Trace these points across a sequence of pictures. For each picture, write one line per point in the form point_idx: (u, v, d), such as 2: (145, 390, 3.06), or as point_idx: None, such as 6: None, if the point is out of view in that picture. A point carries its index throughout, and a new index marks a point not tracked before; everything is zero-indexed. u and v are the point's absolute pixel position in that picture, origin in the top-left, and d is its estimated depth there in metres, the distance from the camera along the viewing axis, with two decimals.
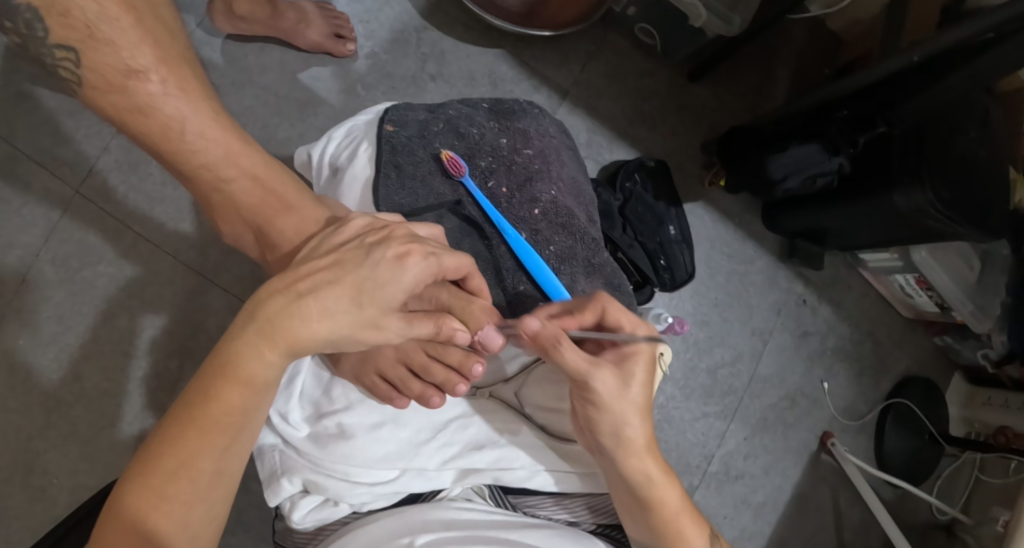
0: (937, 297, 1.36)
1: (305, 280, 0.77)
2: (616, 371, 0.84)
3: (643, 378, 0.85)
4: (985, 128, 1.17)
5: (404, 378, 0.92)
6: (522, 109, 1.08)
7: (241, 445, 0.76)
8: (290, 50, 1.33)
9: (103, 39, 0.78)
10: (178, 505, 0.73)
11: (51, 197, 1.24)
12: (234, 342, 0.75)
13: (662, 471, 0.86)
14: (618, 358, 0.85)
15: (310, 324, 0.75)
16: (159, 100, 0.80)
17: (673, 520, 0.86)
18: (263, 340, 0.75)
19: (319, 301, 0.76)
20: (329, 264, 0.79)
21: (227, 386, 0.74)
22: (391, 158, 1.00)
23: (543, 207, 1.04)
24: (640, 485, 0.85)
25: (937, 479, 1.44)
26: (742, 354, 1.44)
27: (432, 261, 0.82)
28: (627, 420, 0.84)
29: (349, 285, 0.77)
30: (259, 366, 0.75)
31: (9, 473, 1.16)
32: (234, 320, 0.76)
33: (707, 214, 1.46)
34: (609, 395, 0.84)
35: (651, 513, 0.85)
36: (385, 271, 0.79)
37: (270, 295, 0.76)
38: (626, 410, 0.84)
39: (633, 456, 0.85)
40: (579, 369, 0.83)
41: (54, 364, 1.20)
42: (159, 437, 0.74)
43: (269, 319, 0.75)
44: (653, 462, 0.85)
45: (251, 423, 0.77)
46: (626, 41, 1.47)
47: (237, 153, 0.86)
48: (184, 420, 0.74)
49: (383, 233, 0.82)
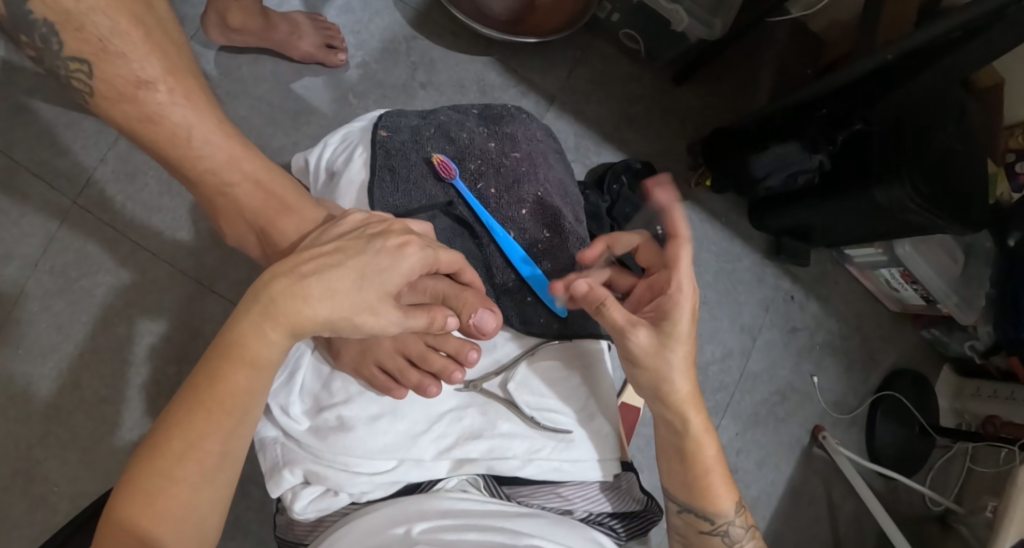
0: (922, 290, 1.38)
1: (306, 265, 0.79)
2: (654, 330, 0.89)
3: (685, 328, 0.89)
4: (962, 124, 1.21)
5: (403, 368, 0.95)
6: (510, 114, 1.12)
7: (245, 427, 0.78)
8: (283, 61, 1.36)
9: (115, 52, 0.80)
10: (185, 487, 0.75)
11: (50, 208, 1.26)
12: (239, 324, 0.77)
13: (701, 425, 0.91)
14: (657, 316, 0.90)
15: (310, 303, 0.78)
16: (168, 109, 0.83)
17: (704, 473, 0.91)
18: (267, 320, 0.77)
19: (321, 282, 0.79)
20: (329, 251, 0.81)
21: (232, 368, 0.76)
22: (385, 162, 1.03)
23: (530, 207, 1.06)
24: (681, 432, 0.91)
25: (930, 470, 1.46)
26: (732, 350, 1.46)
27: (429, 252, 0.85)
28: (669, 376, 0.89)
29: (349, 269, 0.80)
30: (263, 347, 0.77)
31: (10, 481, 1.18)
32: (238, 305, 0.78)
33: (694, 214, 1.49)
34: (646, 352, 0.89)
35: (690, 464, 0.91)
36: (385, 258, 0.82)
37: (273, 278, 0.78)
38: (670, 367, 0.89)
39: (677, 407, 0.90)
40: (618, 326, 0.89)
41: (53, 373, 1.22)
42: (167, 421, 0.76)
43: (272, 300, 0.77)
44: (697, 416, 0.90)
45: (255, 406, 0.79)
46: (612, 47, 1.50)
47: (239, 158, 0.89)
48: (193, 402, 0.76)
49: (383, 227, 0.85)
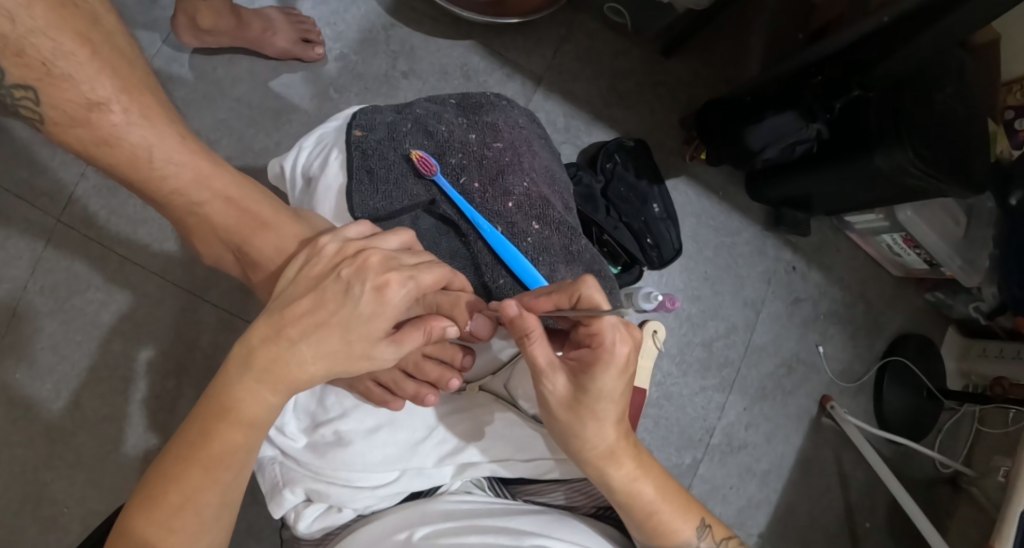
0: (926, 255, 1.36)
1: (293, 326, 0.77)
2: (572, 380, 0.82)
3: (606, 387, 0.81)
4: (961, 83, 1.16)
5: (398, 380, 0.92)
6: (489, 102, 1.08)
7: (242, 478, 0.78)
8: (259, 59, 1.32)
9: (61, 75, 0.77)
10: (184, 537, 0.75)
11: (33, 228, 1.24)
12: (234, 387, 0.76)
13: (629, 474, 0.84)
14: (580, 366, 0.82)
15: (305, 367, 0.77)
16: (124, 130, 0.80)
17: (650, 516, 0.84)
18: (264, 385, 0.76)
19: (312, 345, 0.77)
20: (308, 307, 0.78)
21: (227, 427, 0.75)
22: (362, 163, 0.99)
23: (517, 200, 1.03)
24: (609, 488, 0.84)
25: (938, 433, 1.45)
26: (736, 325, 1.45)
27: (411, 286, 0.80)
28: (583, 433, 0.82)
29: (334, 327, 0.78)
30: (260, 409, 0.77)
31: (19, 505, 1.18)
32: (227, 363, 0.77)
33: (691, 189, 1.46)
34: (561, 401, 0.83)
35: (629, 512, 0.85)
36: (368, 304, 0.78)
37: (261, 342, 0.77)
38: (584, 425, 0.82)
39: (595, 466, 0.84)
40: (536, 368, 0.82)
41: (53, 395, 1.21)
42: (161, 474, 0.75)
43: (265, 367, 0.76)
44: (620, 470, 0.84)
45: (251, 459, 0.78)
46: (596, 22, 1.46)
47: (208, 176, 0.86)
48: (187, 460, 0.75)
49: (358, 262, 0.80)
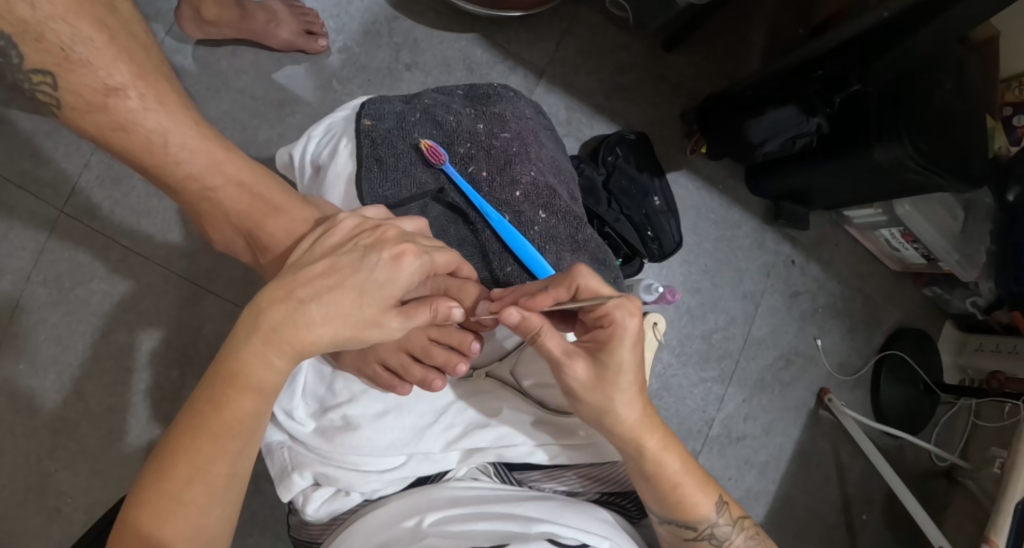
0: (923, 250, 1.37)
1: (304, 288, 0.79)
2: (591, 361, 0.85)
3: (627, 361, 0.84)
4: (960, 80, 1.17)
5: (405, 364, 0.94)
6: (497, 93, 1.09)
7: (252, 447, 0.79)
8: (261, 50, 1.33)
9: (79, 60, 0.78)
10: (195, 510, 0.76)
11: (38, 218, 1.25)
12: (241, 351, 0.77)
13: (658, 444, 0.85)
14: (596, 346, 0.85)
15: (314, 328, 0.78)
16: (139, 115, 0.81)
17: (674, 489, 0.86)
18: (270, 347, 0.77)
19: (323, 307, 0.78)
20: (325, 270, 0.80)
21: (237, 394, 0.77)
22: (371, 152, 1.00)
23: (525, 189, 1.04)
24: (638, 456, 0.86)
25: (935, 427, 1.47)
26: (735, 318, 1.46)
27: (425, 259, 0.84)
28: (612, 407, 0.84)
29: (349, 290, 0.79)
30: (268, 374, 0.78)
31: (23, 496, 1.19)
32: (235, 330, 0.78)
33: (691, 183, 1.47)
34: (585, 385, 0.85)
35: (655, 484, 0.86)
36: (382, 273, 0.81)
37: (270, 304, 0.78)
38: (614, 397, 0.84)
39: (628, 433, 0.85)
40: (555, 358, 0.85)
41: (56, 385, 1.22)
42: (171, 445, 0.76)
43: (273, 329, 0.77)
44: (650, 439, 0.85)
45: (260, 427, 0.79)
46: (598, 17, 1.47)
47: (221, 162, 0.87)
48: (196, 428, 0.76)
49: (377, 235, 0.84)
